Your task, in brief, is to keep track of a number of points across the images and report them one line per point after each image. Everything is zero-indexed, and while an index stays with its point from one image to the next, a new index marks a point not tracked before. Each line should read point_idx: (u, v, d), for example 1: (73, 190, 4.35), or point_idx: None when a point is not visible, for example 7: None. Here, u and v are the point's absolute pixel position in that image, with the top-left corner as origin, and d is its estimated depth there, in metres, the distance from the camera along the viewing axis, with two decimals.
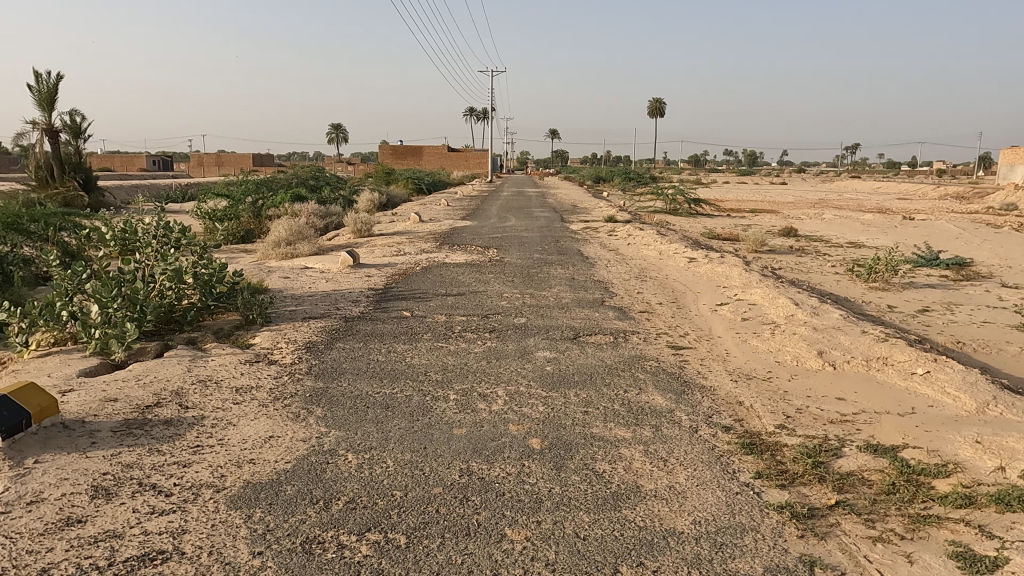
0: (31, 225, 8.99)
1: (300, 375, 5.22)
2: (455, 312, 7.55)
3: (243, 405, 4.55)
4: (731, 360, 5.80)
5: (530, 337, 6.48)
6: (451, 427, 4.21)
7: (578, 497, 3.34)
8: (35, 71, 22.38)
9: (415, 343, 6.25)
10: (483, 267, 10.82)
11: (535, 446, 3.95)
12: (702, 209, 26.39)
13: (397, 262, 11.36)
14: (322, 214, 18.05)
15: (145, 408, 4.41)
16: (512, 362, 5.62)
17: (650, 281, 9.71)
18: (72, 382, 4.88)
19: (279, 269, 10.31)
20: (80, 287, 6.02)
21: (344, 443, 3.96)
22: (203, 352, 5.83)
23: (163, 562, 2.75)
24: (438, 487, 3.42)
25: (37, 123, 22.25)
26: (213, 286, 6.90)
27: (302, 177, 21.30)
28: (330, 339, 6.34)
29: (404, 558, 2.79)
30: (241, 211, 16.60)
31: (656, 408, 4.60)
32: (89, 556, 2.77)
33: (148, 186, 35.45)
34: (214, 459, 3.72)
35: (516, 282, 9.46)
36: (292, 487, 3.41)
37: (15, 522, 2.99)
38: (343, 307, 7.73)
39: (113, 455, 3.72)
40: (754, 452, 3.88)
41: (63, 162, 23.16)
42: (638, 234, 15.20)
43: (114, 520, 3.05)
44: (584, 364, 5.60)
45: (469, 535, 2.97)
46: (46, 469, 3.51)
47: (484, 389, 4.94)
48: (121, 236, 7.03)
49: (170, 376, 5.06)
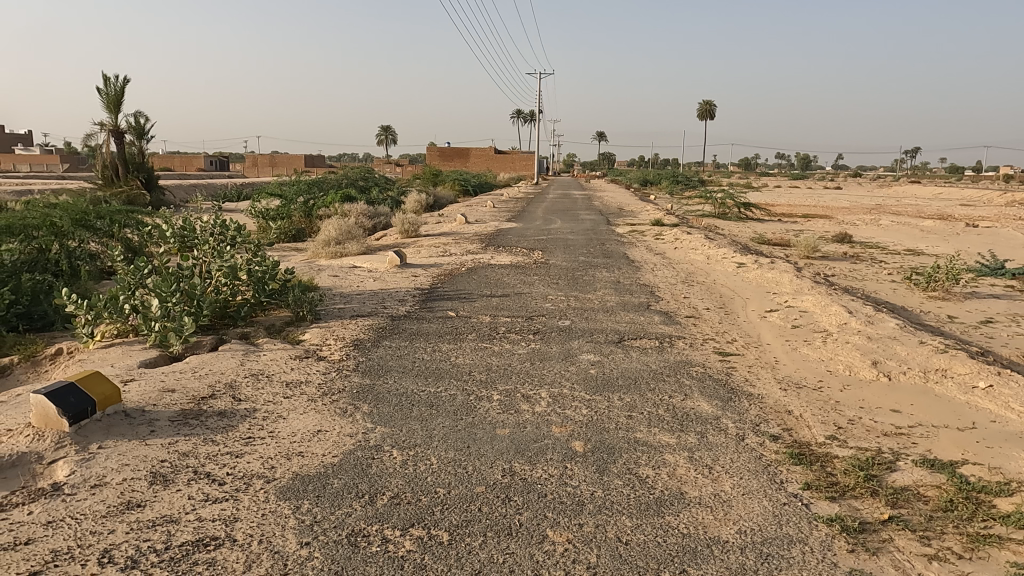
0: (97, 221, 9.41)
1: (347, 372, 5.33)
2: (500, 313, 7.59)
3: (293, 399, 4.67)
4: (780, 368, 5.67)
5: (574, 339, 6.47)
6: (494, 427, 4.24)
7: (620, 501, 3.32)
8: (104, 74, 23.44)
9: (460, 343, 6.31)
10: (528, 269, 10.85)
11: (577, 448, 3.94)
12: (752, 213, 25.75)
13: (443, 263, 11.48)
14: (371, 215, 18.40)
15: (200, 399, 4.57)
16: (556, 364, 5.62)
17: (698, 286, 9.56)
18: (134, 372, 5.10)
19: (329, 268, 10.54)
20: (142, 281, 6.25)
21: (389, 439, 4.03)
22: (255, 347, 6.01)
23: (216, 547, 2.85)
24: (481, 486, 3.44)
25: (104, 125, 23.29)
26: (266, 283, 7.13)
27: (352, 178, 21.73)
28: (377, 337, 6.45)
29: (447, 555, 2.82)
30: (293, 210, 17.05)
31: (702, 414, 4.54)
32: (147, 540, 2.88)
33: (206, 186, 36.62)
34: (265, 450, 3.84)
35: (561, 284, 9.46)
36: (339, 480, 3.49)
37: (79, 503, 3.15)
38: (389, 306, 7.86)
39: (170, 444, 3.87)
40: (803, 463, 3.78)
41: (127, 162, 24.15)
42: (685, 238, 15.00)
43: (171, 506, 3.17)
44: (628, 368, 5.56)
45: (512, 535, 2.99)
46: (108, 454, 3.67)
47: (527, 391, 4.95)
48: (180, 233, 7.28)
49: (224, 369, 5.24)
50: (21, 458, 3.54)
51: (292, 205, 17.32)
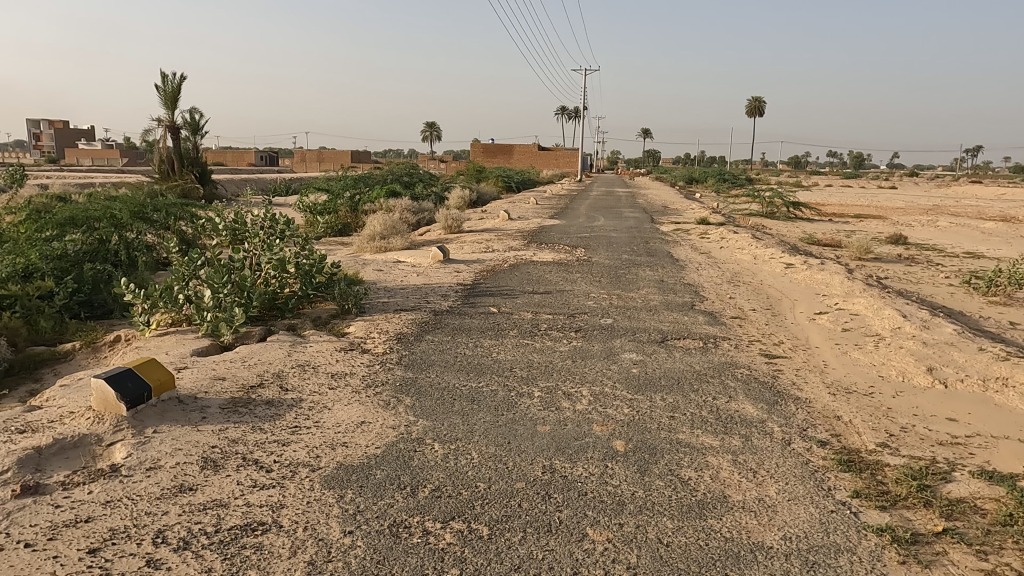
0: (154, 214, 9.75)
1: (390, 365, 5.41)
2: (541, 310, 7.58)
3: (338, 391, 4.76)
4: (829, 372, 5.52)
5: (616, 338, 6.43)
6: (535, 424, 4.25)
7: (661, 502, 3.28)
8: (162, 72, 24.26)
9: (502, 339, 6.33)
10: (571, 266, 10.81)
11: (618, 447, 3.91)
12: (801, 212, 25.10)
13: (486, 259, 11.53)
14: (415, 211, 18.60)
15: (249, 388, 4.70)
16: (598, 363, 5.59)
17: (744, 286, 9.37)
18: (187, 360, 5.27)
19: (373, 262, 10.69)
20: (196, 272, 6.46)
21: (431, 432, 4.08)
22: (302, 338, 6.15)
23: (263, 532, 2.93)
24: (521, 482, 3.45)
25: (161, 120, 24.11)
26: (313, 276, 7.28)
27: (397, 174, 21.99)
28: (420, 331, 6.52)
29: (486, 549, 2.84)
30: (340, 204, 17.36)
31: (746, 417, 4.45)
32: (198, 522, 2.98)
33: (257, 180, 37.63)
34: (310, 440, 3.92)
35: (604, 282, 9.39)
36: (381, 471, 3.55)
37: (135, 485, 3.28)
38: (433, 301, 7.93)
39: (220, 430, 3.99)
40: (852, 470, 3.67)
41: (182, 157, 24.96)
42: (731, 237, 14.71)
43: (221, 490, 3.27)
44: (671, 368, 5.49)
45: (551, 531, 2.99)
46: (163, 439, 3.81)
47: (568, 388, 4.93)
48: (232, 226, 7.48)
49: (271, 359, 5.37)
50: (82, 440, 3.70)
51: (339, 200, 17.63)
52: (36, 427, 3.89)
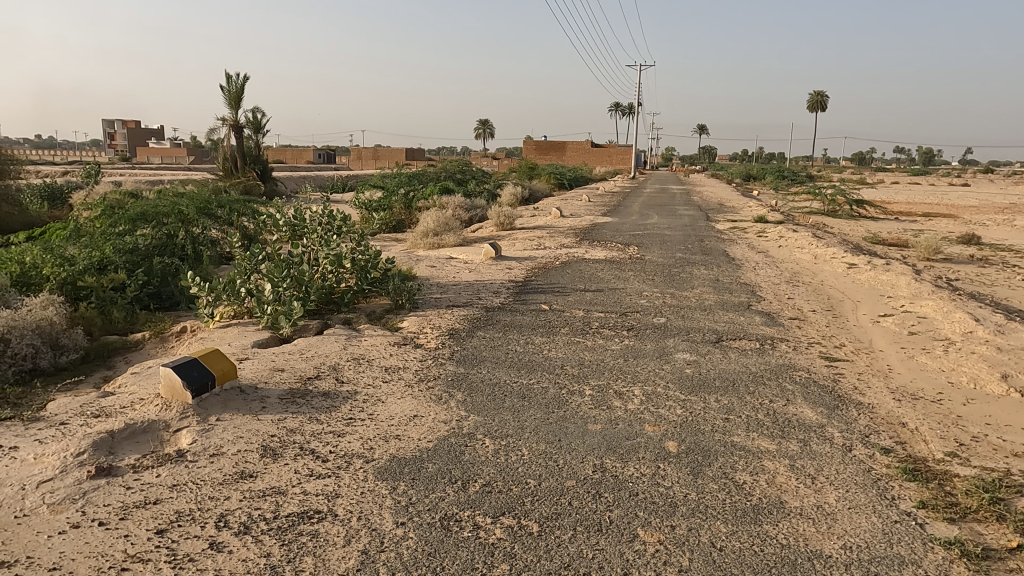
0: (219, 211, 10.12)
1: (442, 360, 5.47)
2: (593, 308, 7.54)
3: (392, 384, 4.85)
4: (894, 377, 5.30)
5: (669, 337, 6.33)
6: (586, 422, 4.22)
7: (715, 506, 3.22)
8: (227, 73, 25.13)
9: (553, 336, 6.32)
10: (623, 264, 10.70)
11: (670, 449, 3.86)
12: (865, 210, 24.17)
13: (538, 256, 11.54)
14: (467, 208, 18.75)
15: (307, 380, 4.84)
16: (650, 362, 5.52)
17: (803, 287, 9.10)
18: (248, 352, 5.46)
19: (426, 259, 10.82)
20: (257, 266, 6.68)
21: (482, 428, 4.10)
22: (357, 332, 6.28)
23: (319, 520, 3.01)
24: (571, 480, 3.44)
25: (226, 120, 25.00)
26: (368, 271, 7.42)
27: (450, 171, 22.19)
28: (471, 327, 6.57)
29: (536, 546, 2.84)
30: (394, 201, 17.65)
31: (805, 421, 4.32)
32: (258, 508, 3.09)
33: (315, 178, 38.62)
34: (365, 432, 4.00)
35: (657, 281, 9.27)
36: (433, 464, 3.59)
37: (200, 470, 3.42)
38: (484, 297, 7.98)
39: (279, 420, 4.12)
40: (918, 480, 3.52)
41: (245, 155, 25.83)
42: (791, 236, 14.30)
43: (280, 478, 3.38)
44: (726, 369, 5.37)
45: (602, 531, 2.97)
46: (225, 427, 3.96)
47: (620, 387, 4.89)
48: (291, 222, 7.70)
49: (328, 352, 5.50)
50: (151, 425, 3.88)
51: (393, 197, 17.93)
52: (109, 412, 4.10)
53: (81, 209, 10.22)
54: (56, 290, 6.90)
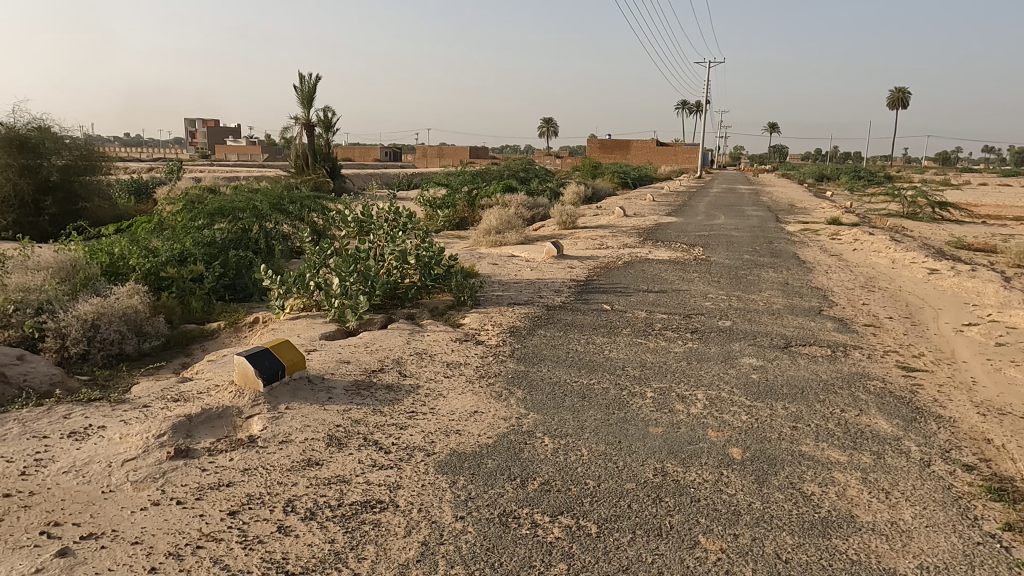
0: (291, 207, 10.49)
1: (503, 357, 5.50)
2: (656, 309, 7.42)
3: (453, 379, 4.92)
4: (979, 390, 4.99)
5: (734, 341, 6.17)
6: (647, 425, 4.16)
7: (780, 516, 3.12)
8: (300, 74, 25.97)
9: (615, 337, 6.26)
10: (688, 265, 10.49)
11: (734, 455, 3.76)
12: (949, 213, 22.88)
13: (600, 255, 11.45)
14: (530, 206, 18.78)
15: (372, 372, 4.96)
16: (715, 366, 5.40)
17: (880, 292, 8.69)
18: (317, 343, 5.64)
19: (488, 256, 10.90)
20: (326, 261, 6.88)
21: (542, 426, 4.10)
22: (420, 327, 6.39)
23: (381, 510, 3.08)
24: (631, 482, 3.40)
25: (298, 119, 25.87)
26: (432, 267, 7.53)
27: (514, 170, 22.27)
28: (532, 326, 6.58)
29: (594, 547, 2.82)
30: (458, 199, 17.87)
31: (880, 433, 4.13)
32: (323, 495, 3.19)
33: (381, 175, 39.46)
34: (426, 425, 4.07)
35: (723, 283, 9.04)
36: (492, 461, 3.62)
37: (270, 456, 3.55)
38: (546, 296, 7.98)
39: (344, 410, 4.24)
40: (1004, 500, 3.31)
41: (316, 153, 26.65)
42: (867, 239, 13.69)
43: (345, 467, 3.47)
44: (794, 375, 5.19)
45: (662, 536, 2.92)
46: (294, 415, 4.10)
47: (683, 391, 4.80)
48: (359, 219, 7.90)
49: (392, 346, 5.62)
50: (226, 411, 4.06)
51: (457, 195, 18.15)
52: (187, 396, 4.32)
53: (164, 203, 10.78)
54: (141, 279, 7.31)
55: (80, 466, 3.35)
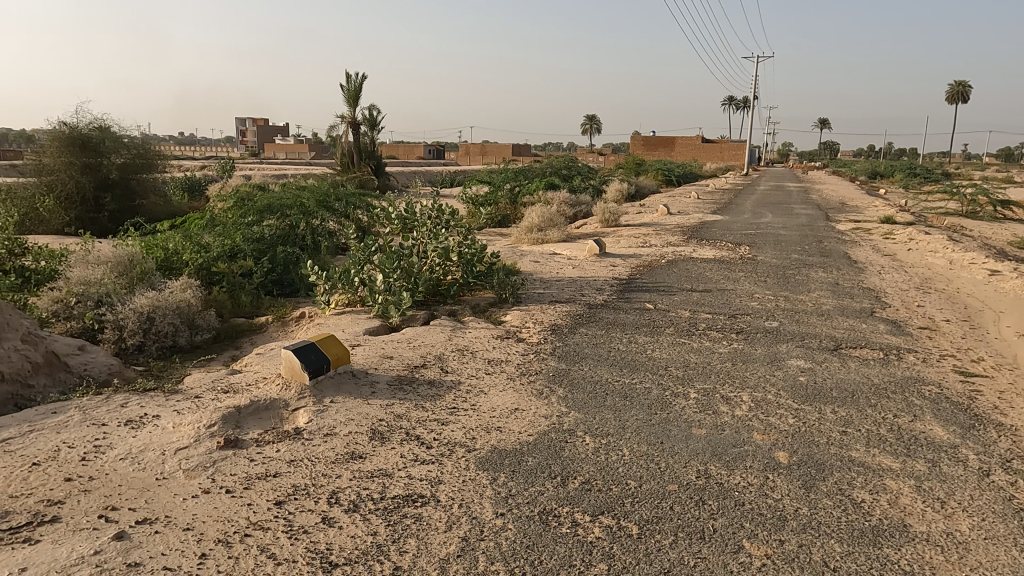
0: (336, 204, 10.68)
1: (544, 355, 5.50)
2: (700, 308, 7.30)
3: (494, 376, 4.94)
4: None
5: (781, 342, 6.03)
6: (690, 426, 4.10)
7: (829, 523, 3.03)
8: (347, 73, 26.38)
9: (657, 336, 6.18)
10: (733, 264, 10.29)
11: (780, 459, 3.68)
12: (1012, 211, 21.87)
13: (643, 254, 11.32)
14: (573, 204, 18.69)
15: (414, 368, 5.01)
16: (761, 368, 5.28)
17: (936, 294, 8.38)
18: (360, 338, 5.73)
19: (530, 254, 10.89)
20: (370, 257, 6.97)
21: (583, 425, 4.08)
22: (462, 324, 6.43)
23: (422, 504, 3.11)
24: (674, 484, 3.36)
25: (344, 117, 26.28)
26: (474, 264, 7.56)
27: (556, 168, 22.20)
28: (574, 324, 6.56)
29: (636, 548, 2.80)
30: (500, 196, 17.90)
31: (935, 440, 3.97)
32: (366, 488, 3.23)
33: (424, 172, 39.84)
34: (467, 421, 4.09)
35: (770, 283, 8.84)
36: (533, 458, 3.62)
37: (315, 448, 3.62)
38: (587, 294, 7.94)
39: (387, 405, 4.30)
40: None
41: (361, 151, 27.06)
42: (923, 238, 13.20)
43: (387, 461, 3.52)
44: (844, 379, 5.04)
45: (705, 539, 2.88)
46: (338, 408, 4.17)
47: (728, 392, 4.72)
48: (402, 216, 7.98)
49: (434, 342, 5.67)
50: (273, 403, 4.17)
51: (499, 192, 18.19)
52: (237, 388, 4.44)
53: (216, 200, 11.10)
54: (193, 274, 7.54)
55: (136, 453, 3.47)
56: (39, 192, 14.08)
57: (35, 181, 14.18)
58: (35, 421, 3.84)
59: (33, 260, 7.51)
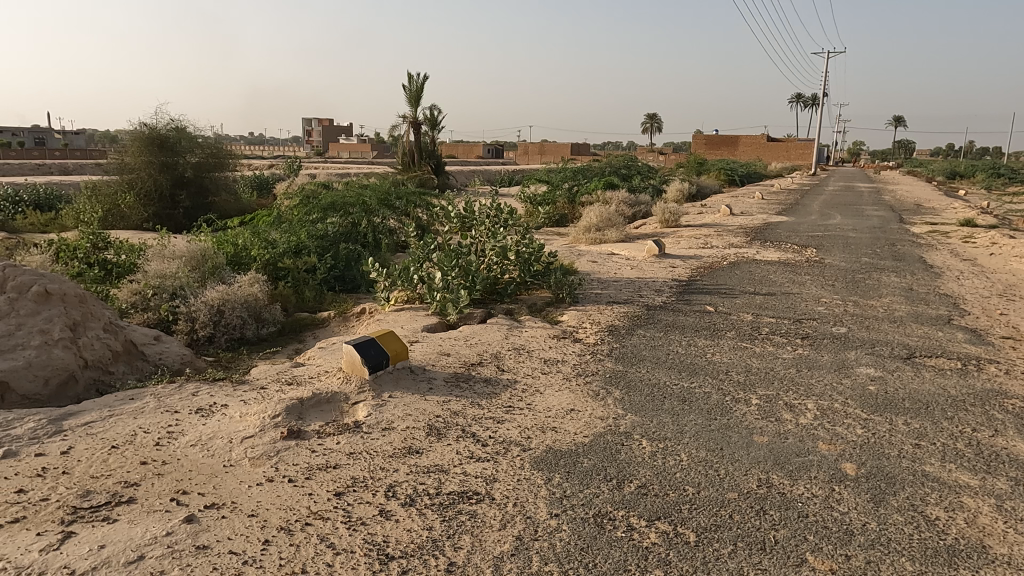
0: (397, 202, 10.87)
1: (601, 356, 5.45)
2: (763, 312, 7.09)
3: (550, 376, 4.92)
4: None
5: (850, 349, 5.79)
6: (751, 433, 3.99)
7: (899, 540, 2.89)
8: (409, 74, 26.81)
9: (718, 340, 6.04)
10: (799, 267, 9.95)
11: (847, 471, 3.53)
12: None
13: (704, 255, 11.08)
14: (632, 203, 18.47)
15: (471, 366, 5.05)
16: (827, 375, 5.09)
17: (1021, 302, 7.87)
18: (419, 335, 5.81)
19: (588, 254, 10.82)
20: (429, 255, 7.07)
21: (640, 428, 4.03)
22: (518, 323, 6.45)
23: (477, 501, 3.13)
24: (733, 492, 3.27)
25: (406, 117, 26.73)
26: (531, 264, 7.56)
27: (615, 167, 21.96)
28: (632, 325, 6.47)
29: (693, 556, 2.74)
30: (558, 196, 17.85)
31: (1018, 458, 3.74)
32: (422, 483, 3.27)
33: (483, 171, 40.14)
34: (523, 421, 4.10)
35: (839, 287, 8.50)
36: (589, 460, 3.59)
37: (373, 442, 3.70)
38: (646, 295, 7.83)
39: (444, 401, 4.35)
40: None
41: (422, 150, 27.47)
42: (1008, 242, 12.44)
43: (443, 457, 3.56)
44: (918, 389, 4.80)
45: (766, 550, 2.79)
46: (396, 403, 4.25)
47: (792, 399, 4.56)
48: (461, 214, 8.06)
49: (491, 340, 5.70)
50: (334, 396, 4.28)
51: (558, 191, 18.16)
52: (301, 380, 4.58)
53: (283, 198, 11.48)
54: (261, 269, 7.81)
55: (205, 440, 3.62)
56: (121, 189, 14.87)
57: (117, 179, 14.98)
58: (114, 406, 4.06)
59: (114, 254, 7.93)
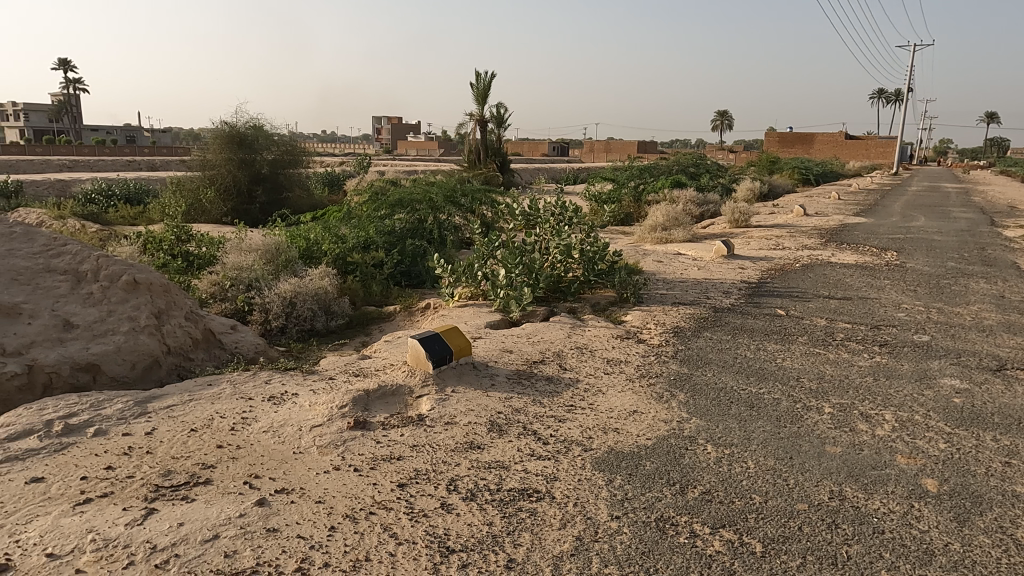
0: (463, 199, 10.97)
1: (666, 358, 5.35)
2: (838, 317, 6.80)
3: (613, 376, 4.87)
4: None
5: (932, 359, 5.48)
6: (823, 443, 3.83)
7: (985, 564, 2.72)
8: (477, 72, 27.01)
9: (789, 345, 5.82)
10: (878, 271, 9.48)
11: (928, 487, 3.34)
12: None
13: (775, 256, 10.72)
14: (700, 203, 18.06)
15: (533, 363, 5.05)
16: (908, 385, 4.83)
17: None
18: (482, 332, 5.85)
19: (654, 253, 10.64)
20: (493, 252, 7.11)
21: (705, 433, 3.93)
22: (581, 321, 6.41)
23: (538, 499, 3.13)
24: (803, 503, 3.15)
25: (473, 115, 26.94)
26: (596, 262, 7.49)
27: (684, 165, 21.50)
28: (698, 327, 6.33)
29: (758, 567, 2.66)
30: (624, 194, 17.61)
31: None
32: (484, 478, 3.30)
33: (548, 169, 40.10)
34: (585, 420, 4.07)
35: (921, 293, 8.05)
36: (651, 463, 3.53)
37: (436, 435, 3.75)
38: (713, 297, 7.63)
39: (506, 398, 4.37)
40: None
41: (488, 148, 27.63)
42: None
43: (504, 454, 3.57)
44: (1008, 404, 4.50)
45: (837, 566, 2.68)
46: (459, 398, 4.29)
47: (868, 409, 4.35)
48: (526, 212, 8.07)
49: (553, 339, 5.69)
50: (399, 389, 4.36)
51: (623, 190, 17.95)
52: (368, 372, 4.69)
53: (353, 195, 11.79)
54: (331, 263, 8.05)
55: (276, 427, 3.76)
56: (202, 184, 15.59)
57: (200, 175, 15.71)
58: (194, 391, 4.27)
59: (196, 247, 8.33)
